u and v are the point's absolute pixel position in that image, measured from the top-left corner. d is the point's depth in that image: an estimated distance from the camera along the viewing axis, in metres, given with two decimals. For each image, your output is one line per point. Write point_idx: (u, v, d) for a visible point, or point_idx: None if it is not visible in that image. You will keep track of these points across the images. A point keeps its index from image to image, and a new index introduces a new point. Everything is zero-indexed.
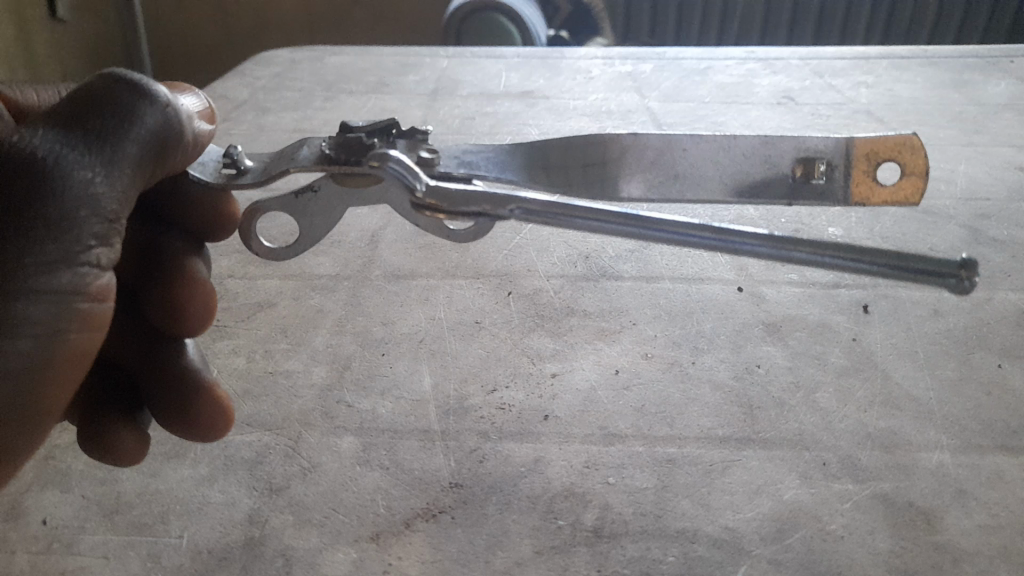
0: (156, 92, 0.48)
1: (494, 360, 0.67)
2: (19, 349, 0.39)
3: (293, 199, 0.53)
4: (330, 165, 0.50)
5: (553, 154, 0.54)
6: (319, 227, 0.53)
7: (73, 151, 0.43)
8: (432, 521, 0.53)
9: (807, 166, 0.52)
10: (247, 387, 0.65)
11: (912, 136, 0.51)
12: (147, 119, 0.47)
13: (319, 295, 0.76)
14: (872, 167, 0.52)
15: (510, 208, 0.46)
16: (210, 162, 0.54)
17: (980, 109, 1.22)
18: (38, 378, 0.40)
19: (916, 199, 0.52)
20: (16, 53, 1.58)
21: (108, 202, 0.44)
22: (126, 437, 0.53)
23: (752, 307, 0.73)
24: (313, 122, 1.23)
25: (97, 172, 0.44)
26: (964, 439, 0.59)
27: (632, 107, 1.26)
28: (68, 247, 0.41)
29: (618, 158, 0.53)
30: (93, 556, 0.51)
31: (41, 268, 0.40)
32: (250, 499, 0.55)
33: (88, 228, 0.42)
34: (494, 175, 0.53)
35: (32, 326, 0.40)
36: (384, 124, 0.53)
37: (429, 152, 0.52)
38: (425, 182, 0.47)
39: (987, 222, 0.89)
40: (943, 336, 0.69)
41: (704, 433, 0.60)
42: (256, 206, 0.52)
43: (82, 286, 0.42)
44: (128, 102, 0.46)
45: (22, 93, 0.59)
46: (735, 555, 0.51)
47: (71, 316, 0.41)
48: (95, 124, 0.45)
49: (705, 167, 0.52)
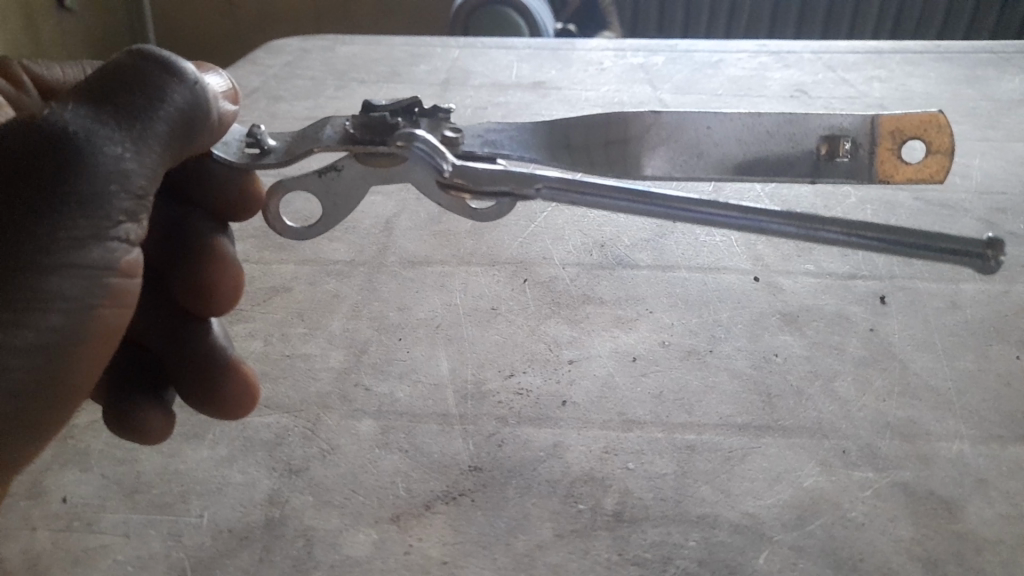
0: (185, 70, 0.47)
1: (510, 346, 0.67)
2: (49, 323, 0.39)
3: (317, 179, 0.52)
4: (352, 145, 0.50)
5: (575, 134, 0.53)
6: (342, 208, 0.52)
7: (104, 128, 0.43)
8: (453, 504, 0.53)
9: (831, 144, 0.51)
10: (265, 370, 0.65)
11: (937, 113, 0.51)
12: (176, 97, 0.46)
13: (335, 280, 0.76)
14: (896, 144, 0.51)
15: (535, 187, 0.46)
16: (233, 141, 0.54)
17: (993, 105, 1.21)
18: (68, 352, 0.40)
19: (941, 177, 0.52)
20: (23, 39, 1.58)
21: (137, 177, 0.44)
22: (154, 417, 0.53)
23: (768, 297, 0.73)
24: (325, 110, 1.23)
25: (127, 150, 0.43)
26: (983, 429, 0.59)
27: (644, 99, 1.26)
28: (96, 224, 0.41)
29: (641, 134, 0.52)
30: (114, 534, 0.52)
31: (71, 244, 0.40)
32: (271, 480, 0.55)
33: (118, 204, 0.42)
34: (517, 155, 0.53)
35: (62, 300, 0.40)
36: (407, 102, 0.52)
37: (454, 132, 0.52)
38: (451, 162, 0.47)
39: (1003, 216, 0.88)
40: (961, 327, 0.69)
41: (724, 421, 0.60)
42: (280, 183, 0.51)
43: (111, 261, 0.42)
44: (157, 79, 0.46)
45: (49, 70, 0.61)
46: (756, 541, 0.51)
47: (100, 291, 0.41)
48: (125, 101, 0.44)
49: (729, 146, 0.52)
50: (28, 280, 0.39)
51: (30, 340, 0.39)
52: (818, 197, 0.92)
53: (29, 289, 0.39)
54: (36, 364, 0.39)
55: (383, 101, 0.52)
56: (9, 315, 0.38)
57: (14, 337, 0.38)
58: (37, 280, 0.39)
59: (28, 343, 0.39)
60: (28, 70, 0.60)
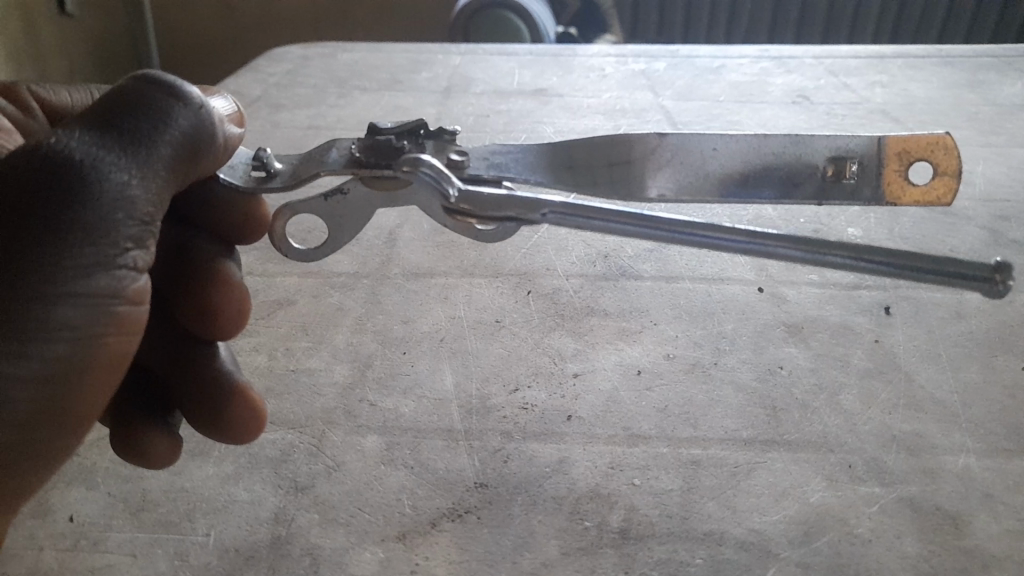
0: (189, 94, 0.48)
1: (515, 359, 0.67)
2: (54, 351, 0.39)
3: (323, 202, 0.52)
4: (359, 169, 0.50)
5: (578, 154, 0.53)
6: (347, 231, 0.53)
7: (108, 154, 0.43)
8: (458, 521, 0.53)
9: (837, 165, 0.51)
10: (269, 385, 0.65)
11: (946, 136, 0.51)
12: (181, 122, 0.47)
13: (339, 293, 0.76)
14: (903, 165, 0.52)
15: (541, 212, 0.45)
16: (239, 165, 0.54)
17: (996, 109, 1.21)
18: (74, 380, 0.40)
19: (948, 199, 0.52)
20: (25, 47, 1.58)
21: (143, 204, 0.44)
22: (160, 440, 0.54)
23: (773, 308, 0.73)
24: (327, 119, 1.23)
25: (132, 175, 0.44)
26: (989, 442, 0.59)
27: (646, 106, 1.26)
28: (103, 251, 0.41)
29: (646, 156, 0.53)
30: (120, 554, 0.52)
31: (77, 272, 0.40)
32: (276, 498, 0.55)
33: (124, 230, 0.43)
34: (522, 177, 0.52)
35: (68, 328, 0.40)
36: (412, 124, 0.52)
37: (460, 155, 0.51)
38: (457, 187, 0.47)
39: (1006, 223, 0.88)
40: (965, 338, 0.69)
41: (729, 435, 0.60)
42: (286, 206, 0.52)
43: (119, 290, 0.42)
44: (163, 105, 0.46)
45: (58, 94, 0.61)
46: (763, 558, 0.51)
47: (108, 319, 0.41)
48: (131, 126, 0.45)
49: (734, 168, 0.52)
50: (32, 309, 0.39)
51: (36, 369, 0.39)
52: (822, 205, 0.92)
53: (33, 317, 0.39)
54: (40, 391, 0.39)
55: (388, 124, 0.52)
56: (16, 343, 0.38)
57: (19, 366, 0.38)
58: (42, 309, 0.39)
59: (33, 372, 0.39)
60: (35, 93, 0.60)
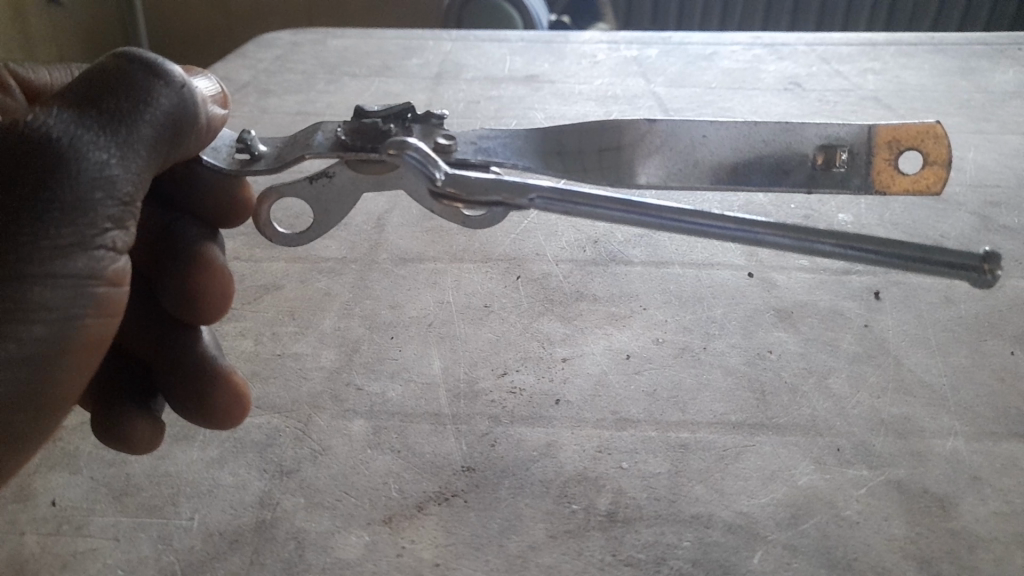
0: (172, 72, 0.47)
1: (503, 344, 0.67)
2: (32, 333, 0.39)
3: (308, 185, 0.51)
4: (345, 152, 0.49)
5: (568, 139, 0.53)
6: (335, 214, 0.52)
7: (87, 133, 0.42)
8: (445, 505, 0.53)
9: (828, 154, 0.51)
10: (255, 369, 0.64)
11: (937, 124, 0.51)
12: (163, 100, 0.46)
13: (326, 278, 0.75)
14: (893, 154, 0.51)
15: (529, 197, 0.45)
16: (223, 147, 0.53)
17: (987, 96, 1.21)
18: (53, 363, 0.40)
19: (938, 187, 0.52)
20: (10, 32, 1.56)
21: (124, 184, 0.43)
22: (141, 424, 0.53)
23: (763, 293, 0.73)
24: (316, 104, 1.22)
25: (112, 154, 0.43)
26: (977, 425, 0.59)
27: (638, 92, 1.25)
28: (82, 231, 0.41)
29: (636, 142, 0.52)
30: (102, 538, 0.51)
31: (56, 252, 0.40)
32: (261, 482, 0.55)
33: (104, 211, 0.42)
34: (510, 162, 0.52)
35: (45, 311, 0.39)
36: (399, 108, 0.51)
37: (447, 139, 0.51)
38: (444, 170, 0.47)
39: (997, 210, 0.88)
40: (955, 323, 0.69)
41: (718, 419, 0.59)
42: (271, 188, 0.51)
43: (98, 270, 0.41)
44: (144, 83, 0.45)
45: (37, 73, 0.60)
46: (750, 540, 0.51)
47: (88, 301, 0.41)
48: (110, 104, 0.44)
49: (725, 154, 0.51)
50: (9, 290, 0.38)
51: (14, 352, 0.38)
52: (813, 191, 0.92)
53: (11, 300, 0.38)
54: (18, 375, 0.39)
55: (375, 108, 0.52)
56: None
57: None
58: (20, 291, 0.38)
59: (12, 355, 0.38)
60: (16, 73, 0.59)
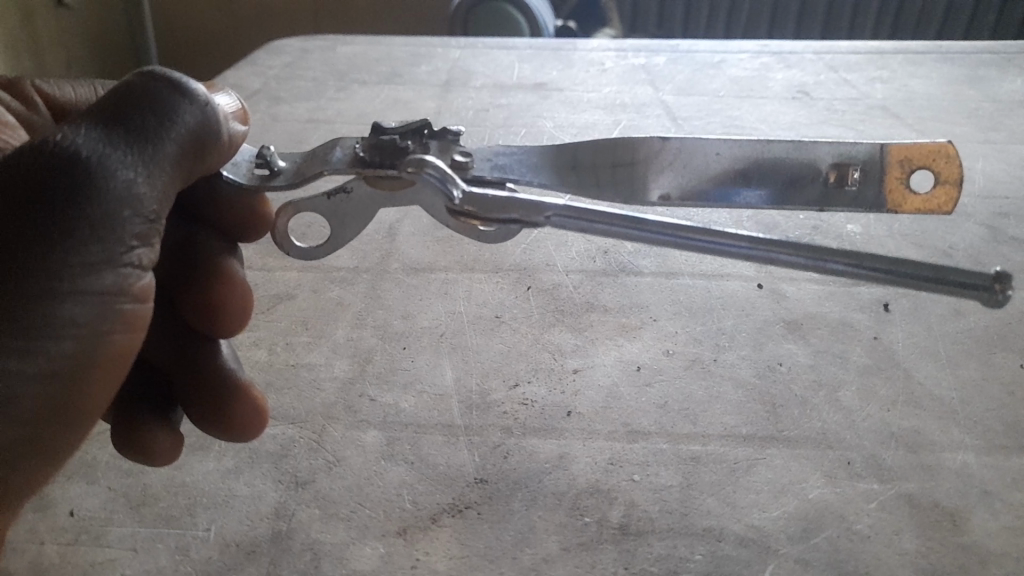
0: (195, 91, 0.48)
1: (515, 355, 0.67)
2: (62, 349, 0.39)
3: (327, 201, 0.51)
4: (363, 169, 0.50)
5: (582, 156, 0.53)
6: (351, 229, 0.52)
7: (115, 151, 0.43)
8: (459, 517, 0.53)
9: (840, 172, 0.51)
10: (269, 379, 0.65)
11: (948, 144, 0.51)
12: (186, 118, 0.47)
13: (339, 288, 0.76)
14: (905, 172, 0.52)
15: (545, 215, 0.45)
16: (242, 162, 0.54)
17: (995, 106, 1.21)
18: (82, 378, 0.41)
19: (949, 207, 0.52)
20: (21, 38, 1.57)
21: (150, 202, 0.44)
22: (163, 436, 0.54)
23: (772, 305, 0.73)
24: (326, 112, 1.22)
25: (139, 173, 0.43)
26: (988, 439, 0.59)
27: (646, 101, 1.25)
28: (110, 249, 0.41)
29: (649, 159, 0.52)
30: (121, 548, 0.52)
31: (84, 270, 0.40)
32: (277, 493, 0.55)
33: (130, 228, 0.43)
34: (526, 178, 0.53)
35: (74, 326, 0.40)
36: (417, 124, 0.52)
37: (464, 156, 0.51)
38: (462, 188, 0.47)
39: (1006, 221, 0.88)
40: (965, 335, 0.69)
41: (728, 431, 0.60)
42: (291, 204, 0.51)
43: (125, 287, 0.42)
44: (169, 102, 0.46)
45: (61, 89, 0.61)
46: (762, 554, 0.51)
47: (115, 317, 0.42)
48: (137, 123, 0.45)
49: (737, 171, 0.52)
50: (40, 305, 0.39)
51: (44, 366, 0.39)
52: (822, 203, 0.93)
53: (42, 316, 0.39)
54: (48, 388, 0.39)
55: (392, 124, 0.52)
56: (25, 341, 0.38)
57: (28, 363, 0.38)
58: (49, 307, 0.39)
59: (42, 369, 0.39)
60: (39, 88, 0.60)
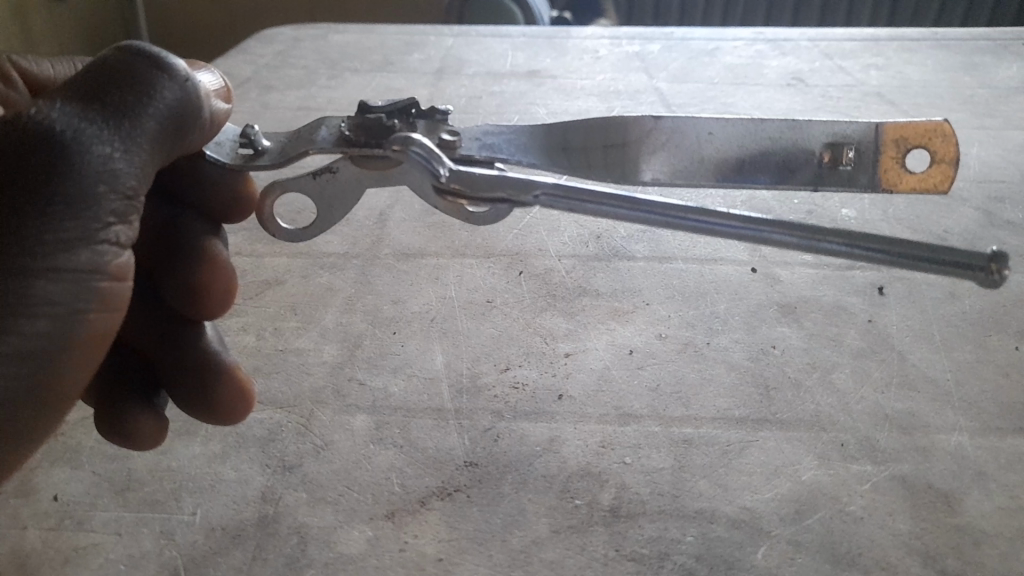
0: (176, 66, 0.47)
1: (506, 339, 0.66)
2: (35, 328, 0.39)
3: (312, 181, 0.51)
4: (348, 147, 0.49)
5: (573, 136, 0.52)
6: (338, 211, 0.52)
7: (91, 127, 0.42)
8: (448, 500, 0.53)
9: (834, 152, 0.50)
10: (257, 364, 0.64)
11: (944, 123, 0.50)
12: (166, 94, 0.45)
13: (328, 273, 0.75)
14: (901, 152, 0.51)
15: (533, 194, 0.44)
16: (226, 141, 0.53)
17: (991, 92, 1.21)
18: (56, 359, 0.40)
19: (945, 186, 0.51)
20: (10, 28, 1.56)
21: (128, 178, 0.43)
22: (146, 420, 0.53)
23: (766, 288, 0.72)
24: (318, 100, 1.21)
25: (116, 149, 0.42)
26: (982, 421, 0.58)
27: (640, 88, 1.24)
28: (85, 226, 0.41)
29: (641, 139, 0.52)
30: (104, 533, 0.51)
31: (58, 247, 0.40)
32: (263, 477, 0.54)
33: (107, 205, 0.42)
34: (515, 158, 0.51)
35: (47, 305, 0.39)
36: (403, 103, 0.51)
37: (451, 135, 0.51)
38: (448, 167, 0.46)
39: (1001, 205, 0.88)
40: (959, 318, 0.68)
41: (721, 414, 0.59)
42: (276, 183, 0.50)
43: (101, 265, 0.41)
44: (148, 77, 0.45)
45: (39, 66, 0.60)
46: (754, 536, 0.51)
47: (91, 296, 0.41)
48: (114, 98, 0.44)
49: (729, 152, 0.51)
50: (12, 283, 0.38)
51: (16, 346, 0.38)
52: None
53: (15, 294, 0.38)
54: (20, 369, 0.38)
55: (379, 103, 0.51)
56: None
57: (0, 343, 0.38)
58: (21, 285, 0.38)
59: (15, 349, 0.38)
60: (18, 66, 0.59)
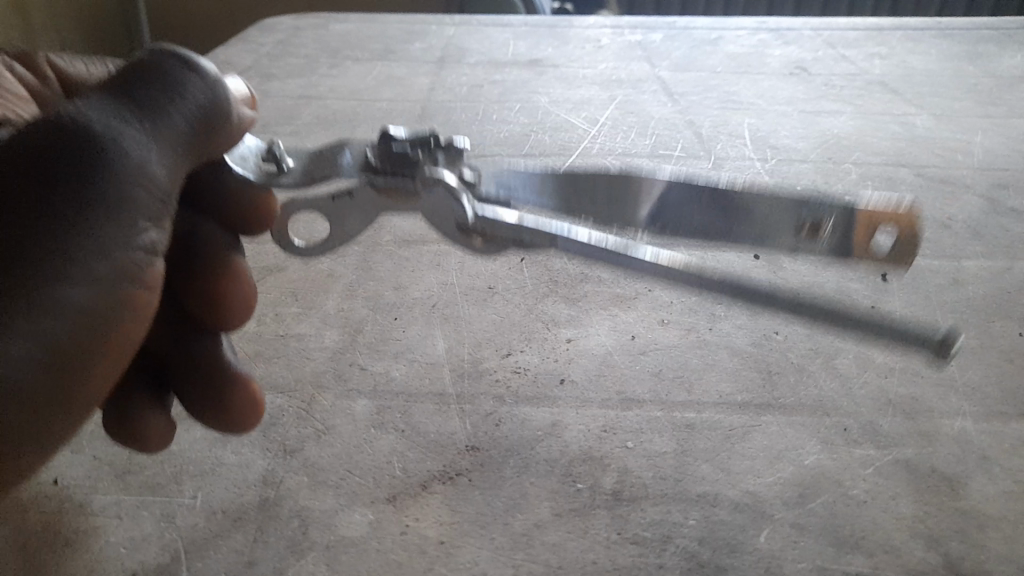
0: (204, 71, 0.48)
1: (507, 325, 0.66)
2: (64, 327, 0.37)
3: (329, 202, 0.51)
4: (373, 175, 0.49)
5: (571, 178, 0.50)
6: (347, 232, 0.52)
7: (130, 128, 0.42)
8: (450, 484, 0.53)
9: (809, 221, 0.46)
10: (258, 349, 0.64)
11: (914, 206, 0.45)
12: (196, 97, 0.46)
13: (330, 259, 0.75)
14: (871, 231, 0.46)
15: (557, 244, 0.44)
16: (250, 155, 0.54)
17: (995, 81, 1.20)
18: (84, 361, 0.38)
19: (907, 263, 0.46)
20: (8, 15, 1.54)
21: (163, 181, 0.43)
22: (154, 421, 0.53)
23: (768, 274, 0.72)
24: (318, 88, 1.21)
25: (152, 151, 0.42)
26: (987, 406, 0.58)
27: (642, 76, 1.24)
28: (125, 229, 0.40)
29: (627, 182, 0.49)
30: (106, 516, 0.51)
31: (99, 249, 0.39)
32: (265, 460, 0.54)
33: (145, 209, 0.41)
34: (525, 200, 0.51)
35: (77, 304, 0.37)
36: (426, 135, 0.50)
37: (473, 174, 0.50)
38: (474, 210, 0.46)
39: (1005, 192, 0.87)
40: (963, 305, 0.68)
41: (723, 399, 0.59)
42: (291, 204, 0.51)
43: (133, 270, 0.41)
44: (179, 80, 0.46)
45: (73, 66, 0.63)
46: (757, 519, 0.50)
47: (118, 298, 0.40)
48: (149, 100, 0.44)
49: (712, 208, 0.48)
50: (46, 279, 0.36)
51: (44, 342, 0.36)
52: (820, 174, 0.92)
53: (46, 289, 0.36)
54: (46, 367, 0.36)
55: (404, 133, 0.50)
56: (28, 313, 0.35)
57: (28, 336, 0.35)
58: (57, 280, 0.37)
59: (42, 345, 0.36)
60: (53, 64, 0.61)
